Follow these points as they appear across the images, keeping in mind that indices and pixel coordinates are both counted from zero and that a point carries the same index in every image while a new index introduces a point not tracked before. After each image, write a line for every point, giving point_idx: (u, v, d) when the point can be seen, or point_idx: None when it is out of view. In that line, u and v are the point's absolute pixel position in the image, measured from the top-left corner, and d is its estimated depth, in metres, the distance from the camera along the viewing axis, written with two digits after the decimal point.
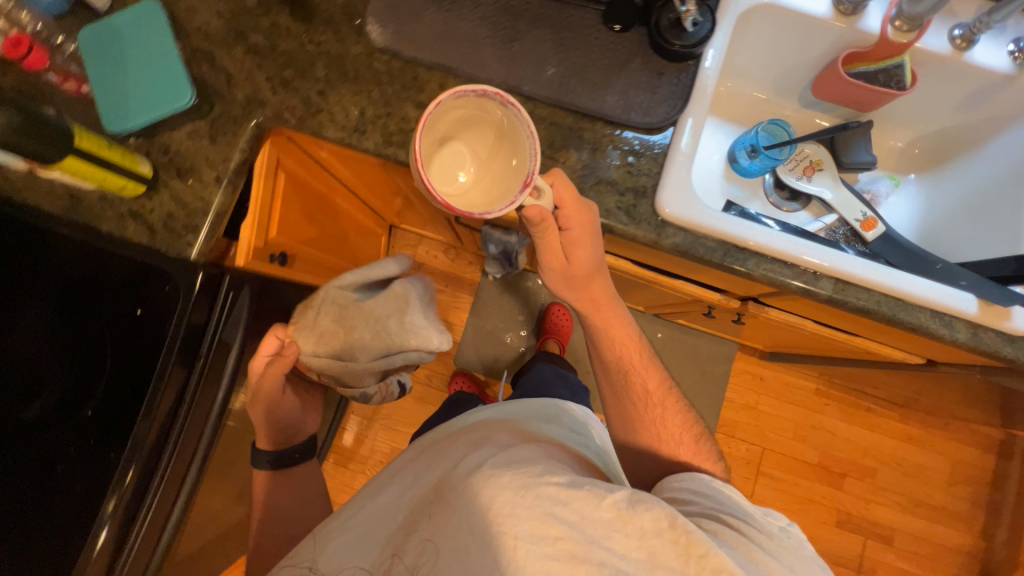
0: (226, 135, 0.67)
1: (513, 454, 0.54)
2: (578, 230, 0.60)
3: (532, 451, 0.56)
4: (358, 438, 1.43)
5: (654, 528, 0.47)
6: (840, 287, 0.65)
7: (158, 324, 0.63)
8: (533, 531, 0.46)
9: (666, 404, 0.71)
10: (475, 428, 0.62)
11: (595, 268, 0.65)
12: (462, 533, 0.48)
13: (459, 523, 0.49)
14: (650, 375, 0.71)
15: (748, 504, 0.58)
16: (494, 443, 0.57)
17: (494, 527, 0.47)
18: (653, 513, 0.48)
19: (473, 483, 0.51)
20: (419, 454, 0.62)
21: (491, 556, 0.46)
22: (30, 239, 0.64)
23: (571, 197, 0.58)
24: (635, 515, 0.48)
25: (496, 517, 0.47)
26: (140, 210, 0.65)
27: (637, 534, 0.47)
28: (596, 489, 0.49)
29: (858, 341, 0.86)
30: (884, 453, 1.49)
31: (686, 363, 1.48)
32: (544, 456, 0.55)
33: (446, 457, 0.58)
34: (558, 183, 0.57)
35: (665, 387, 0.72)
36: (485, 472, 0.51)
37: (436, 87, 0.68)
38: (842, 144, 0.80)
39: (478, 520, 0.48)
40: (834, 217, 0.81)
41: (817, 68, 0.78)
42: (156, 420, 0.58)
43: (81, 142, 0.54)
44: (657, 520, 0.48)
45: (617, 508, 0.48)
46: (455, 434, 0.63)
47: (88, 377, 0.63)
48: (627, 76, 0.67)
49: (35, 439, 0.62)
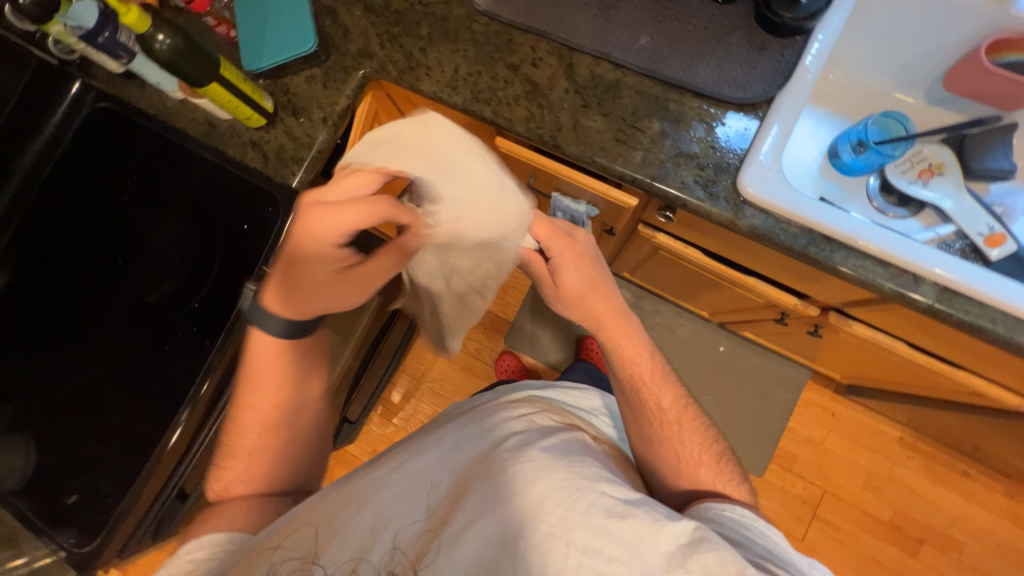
0: (336, 82, 0.74)
1: (564, 450, 0.56)
2: (566, 255, 0.66)
3: (578, 446, 0.58)
4: (405, 396, 1.47)
5: (719, 569, 0.47)
6: (945, 296, 0.57)
7: (258, 241, 0.74)
8: (585, 540, 0.49)
9: (682, 424, 0.66)
10: (517, 409, 0.64)
11: (591, 286, 0.68)
12: (510, 522, 0.50)
13: (508, 510, 0.51)
14: (663, 395, 0.67)
15: (789, 549, 0.55)
16: (543, 432, 0.59)
17: (546, 526, 0.50)
18: (716, 554, 0.49)
19: (528, 471, 0.53)
20: (458, 423, 0.63)
21: (542, 555, 0.49)
22: (174, 159, 0.77)
23: (547, 232, 0.65)
24: (695, 552, 0.49)
25: (548, 517, 0.50)
26: (258, 140, 0.74)
27: (697, 571, 0.48)
28: (651, 513, 0.51)
29: (959, 374, 0.75)
30: (977, 526, 1.27)
31: (747, 382, 1.37)
32: (591, 454, 0.58)
33: (489, 433, 0.59)
34: (534, 222, 0.64)
35: (680, 404, 0.68)
36: (541, 463, 0.53)
37: (528, 50, 0.70)
38: (973, 147, 0.72)
39: (528, 514, 0.50)
40: (952, 229, 0.71)
41: (953, 58, 0.70)
42: (236, 339, 0.72)
43: (224, 70, 0.64)
44: (720, 561, 0.48)
45: (676, 541, 0.50)
46: (495, 408, 0.65)
47: (197, 276, 0.74)
48: (724, 50, 0.66)
49: (152, 319, 0.74)
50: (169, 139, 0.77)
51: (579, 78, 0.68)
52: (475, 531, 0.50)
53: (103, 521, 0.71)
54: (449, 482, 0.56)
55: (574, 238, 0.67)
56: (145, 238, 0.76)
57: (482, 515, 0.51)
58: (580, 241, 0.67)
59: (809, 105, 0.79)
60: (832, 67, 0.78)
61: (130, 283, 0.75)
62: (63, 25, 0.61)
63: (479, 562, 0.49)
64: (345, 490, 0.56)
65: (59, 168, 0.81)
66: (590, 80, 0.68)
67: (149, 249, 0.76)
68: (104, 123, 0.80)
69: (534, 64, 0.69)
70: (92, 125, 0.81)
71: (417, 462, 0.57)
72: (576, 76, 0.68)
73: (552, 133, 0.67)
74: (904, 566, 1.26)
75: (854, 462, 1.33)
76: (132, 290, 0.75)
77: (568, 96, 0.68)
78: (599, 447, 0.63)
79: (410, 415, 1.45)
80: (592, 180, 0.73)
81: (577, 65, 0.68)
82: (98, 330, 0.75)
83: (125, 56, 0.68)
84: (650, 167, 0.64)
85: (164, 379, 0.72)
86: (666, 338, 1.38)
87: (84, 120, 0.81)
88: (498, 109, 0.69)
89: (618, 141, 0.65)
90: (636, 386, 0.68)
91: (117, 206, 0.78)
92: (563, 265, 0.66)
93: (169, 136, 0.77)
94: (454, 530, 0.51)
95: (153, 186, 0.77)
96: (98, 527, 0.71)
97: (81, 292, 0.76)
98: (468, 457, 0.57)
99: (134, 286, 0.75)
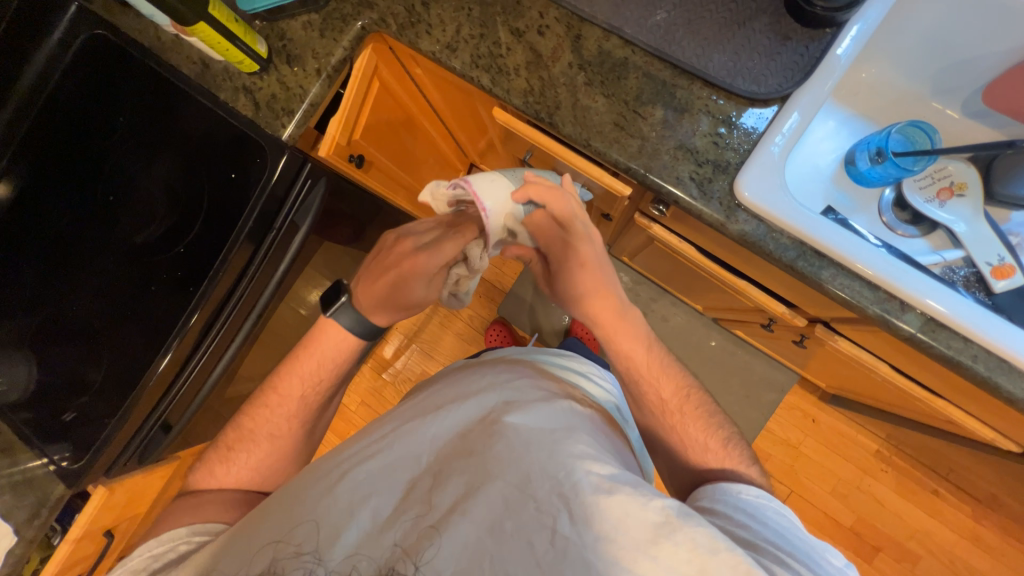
0: (334, 32, 0.71)
1: (548, 420, 0.50)
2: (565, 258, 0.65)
3: (563, 414, 0.52)
4: (395, 354, 1.48)
5: (708, 545, 0.41)
6: (930, 327, 0.56)
7: (245, 190, 0.74)
8: (573, 521, 0.43)
9: (684, 414, 0.61)
10: (502, 378, 0.58)
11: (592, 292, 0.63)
12: (495, 505, 0.44)
13: (492, 489, 0.45)
14: (665, 385, 0.61)
15: (802, 531, 0.48)
16: (528, 400, 0.53)
17: (531, 507, 0.44)
18: (704, 529, 0.42)
19: (507, 445, 0.47)
20: (439, 392, 0.58)
21: (527, 539, 0.42)
22: (167, 99, 0.76)
23: (544, 232, 0.67)
24: (684, 525, 0.42)
25: (534, 496, 0.44)
26: (251, 86, 0.74)
27: (688, 548, 0.41)
28: (638, 488, 0.44)
29: (935, 400, 0.74)
30: (937, 543, 1.29)
31: (732, 379, 1.33)
32: (576, 424, 0.51)
33: (469, 405, 0.54)
34: (534, 221, 0.67)
35: (682, 394, 0.62)
36: (520, 436, 0.48)
37: (535, 15, 0.66)
38: (1000, 171, 0.68)
39: (513, 494, 0.44)
40: (961, 255, 0.67)
41: (999, 68, 0.66)
42: (222, 284, 0.74)
43: (212, 11, 0.62)
44: (713, 538, 0.41)
45: (665, 513, 0.42)
46: (481, 377, 0.59)
47: (185, 221, 0.75)
48: (743, 36, 0.62)
49: (137, 260, 0.75)
50: (163, 75, 0.75)
51: (585, 52, 0.64)
52: (460, 512, 0.44)
53: (89, 443, 0.75)
54: (428, 456, 0.50)
55: (576, 245, 0.65)
56: (137, 177, 0.76)
57: (466, 495, 0.45)
58: (582, 251, 0.65)
59: (834, 103, 0.76)
60: (866, 64, 0.75)
61: (120, 221, 0.76)
62: None
63: (465, 551, 0.42)
64: (320, 467, 0.51)
65: (55, 94, 0.79)
66: (596, 56, 0.64)
67: (141, 189, 0.76)
68: (99, 54, 0.78)
69: (540, 32, 0.65)
70: (87, 52, 0.78)
71: (394, 436, 0.52)
72: (582, 49, 0.64)
73: (549, 110, 0.63)
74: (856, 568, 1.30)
75: (826, 468, 1.34)
76: (121, 229, 0.76)
77: (572, 71, 0.64)
78: (591, 416, 0.56)
79: (399, 372, 1.46)
80: (588, 164, 0.70)
81: (585, 38, 0.64)
82: (90, 262, 0.76)
83: None
84: (646, 157, 0.61)
85: (148, 319, 0.74)
86: (659, 327, 1.36)
87: (79, 47, 0.78)
88: (496, 78, 0.65)
89: (617, 127, 0.62)
90: (632, 378, 0.63)
91: (111, 140, 0.77)
92: (563, 269, 0.65)
93: (161, 72, 0.75)
94: (436, 512, 0.45)
95: (146, 124, 0.76)
96: (84, 447, 0.75)
97: (75, 224, 0.77)
98: (447, 426, 0.52)
99: (124, 225, 0.75)
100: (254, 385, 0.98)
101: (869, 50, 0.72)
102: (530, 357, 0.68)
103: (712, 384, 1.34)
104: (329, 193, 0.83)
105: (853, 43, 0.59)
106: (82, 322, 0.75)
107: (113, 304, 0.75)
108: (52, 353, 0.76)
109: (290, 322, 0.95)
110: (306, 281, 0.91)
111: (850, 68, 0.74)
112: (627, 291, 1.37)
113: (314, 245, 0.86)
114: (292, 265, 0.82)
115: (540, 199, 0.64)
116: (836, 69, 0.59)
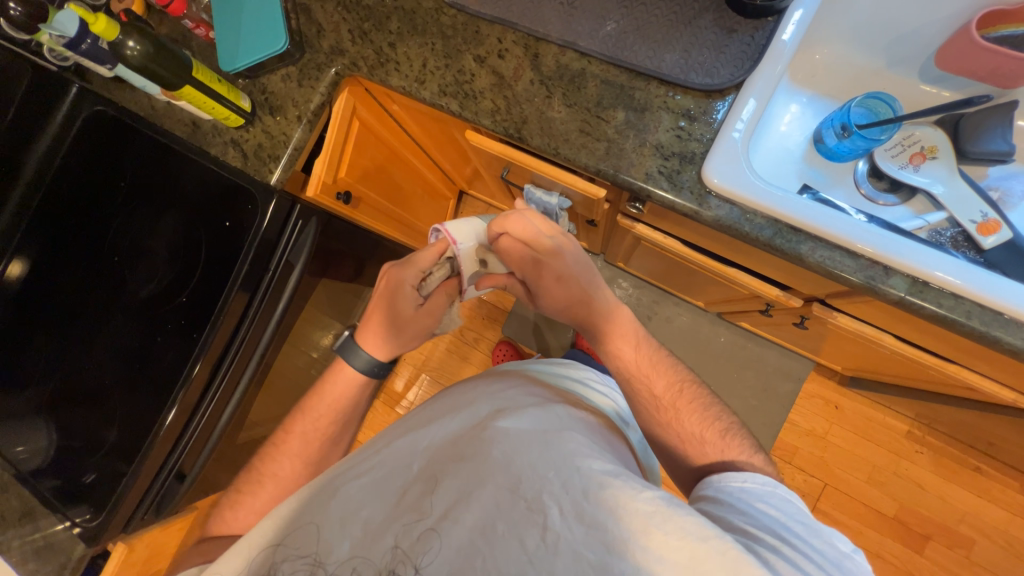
0: (310, 80, 0.76)
1: (538, 422, 0.50)
2: (544, 279, 0.67)
3: (556, 417, 0.52)
4: (406, 386, 1.48)
5: (698, 533, 0.39)
6: (918, 288, 0.55)
7: (239, 236, 0.77)
8: (563, 517, 0.42)
9: (679, 408, 0.58)
10: (495, 388, 0.59)
11: (576, 300, 0.66)
12: (487, 506, 0.44)
13: (483, 491, 0.45)
14: (656, 379, 0.60)
15: (815, 514, 0.47)
16: (519, 405, 0.53)
17: (522, 505, 0.43)
18: (694, 518, 0.40)
19: (498, 449, 0.47)
20: (436, 405, 0.59)
21: (519, 538, 0.42)
22: (162, 161, 0.80)
23: (517, 259, 0.69)
24: (675, 514, 0.40)
25: (525, 496, 0.44)
26: (239, 139, 0.79)
27: (678, 536, 0.39)
28: (630, 481, 0.43)
29: (947, 367, 0.72)
30: (988, 524, 1.22)
31: (747, 373, 1.31)
32: (569, 424, 0.51)
33: (462, 414, 0.55)
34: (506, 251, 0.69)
35: (676, 388, 0.60)
36: (511, 438, 0.48)
37: (494, 41, 0.70)
38: (969, 131, 0.69)
39: (504, 495, 0.44)
40: (943, 216, 0.67)
41: (946, 33, 0.69)
42: (224, 328, 0.76)
43: (197, 74, 0.67)
44: (702, 526, 0.40)
45: (656, 503, 0.41)
46: (476, 388, 0.60)
47: (186, 272, 0.78)
48: (692, 34, 0.65)
49: (144, 314, 0.78)
50: (159, 139, 0.80)
51: (544, 68, 0.67)
52: (453, 517, 0.44)
53: (105, 500, 0.76)
54: (423, 465, 0.50)
55: (547, 262, 0.67)
56: (138, 236, 0.80)
57: (458, 499, 0.45)
58: (557, 266, 0.67)
59: (795, 87, 0.78)
60: (819, 46, 0.77)
61: (126, 280, 0.79)
62: (50, 34, 0.66)
63: (459, 555, 0.42)
64: (322, 482, 0.51)
65: (63, 170, 0.84)
66: (555, 70, 0.67)
67: (144, 247, 0.80)
68: (100, 127, 0.84)
69: (500, 55, 0.69)
70: (90, 129, 0.84)
71: (390, 448, 0.53)
72: (541, 66, 0.68)
73: (516, 126, 0.67)
74: (907, 560, 1.23)
75: (858, 456, 1.29)
76: (127, 287, 0.79)
77: (534, 86, 0.67)
78: (586, 418, 0.56)
79: (411, 404, 1.46)
80: (563, 172, 0.71)
81: (542, 55, 0.68)
82: (101, 323, 0.79)
83: (110, 62, 0.72)
84: (613, 157, 0.63)
85: (157, 370, 0.76)
86: (665, 329, 1.35)
87: (82, 124, 0.84)
88: (464, 102, 0.69)
89: (582, 132, 0.65)
90: (623, 377, 0.61)
91: (114, 206, 0.81)
92: (542, 289, 0.68)
93: (158, 137, 0.80)
94: (429, 518, 0.45)
95: (146, 186, 0.81)
96: (100, 506, 0.76)
97: (86, 288, 0.81)
98: (441, 437, 0.52)
99: (130, 283, 0.79)
100: (263, 428, 0.98)
101: (820, 33, 0.75)
102: (525, 365, 0.68)
103: (726, 381, 1.31)
104: (320, 232, 0.87)
105: (796, 28, 0.62)
106: (95, 382, 0.78)
107: (122, 360, 0.77)
108: (68, 414, 0.78)
109: (295, 361, 0.96)
110: (306, 320, 0.93)
111: (805, 51, 0.77)
112: (628, 297, 1.37)
113: (310, 283, 0.89)
114: (291, 304, 0.85)
115: (501, 226, 0.68)
116: (784, 53, 0.61)
